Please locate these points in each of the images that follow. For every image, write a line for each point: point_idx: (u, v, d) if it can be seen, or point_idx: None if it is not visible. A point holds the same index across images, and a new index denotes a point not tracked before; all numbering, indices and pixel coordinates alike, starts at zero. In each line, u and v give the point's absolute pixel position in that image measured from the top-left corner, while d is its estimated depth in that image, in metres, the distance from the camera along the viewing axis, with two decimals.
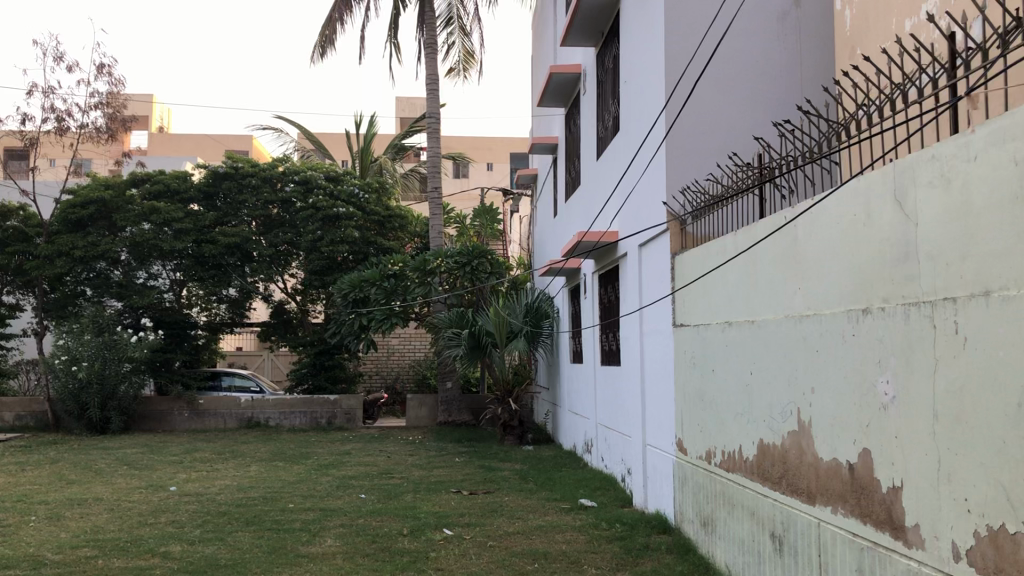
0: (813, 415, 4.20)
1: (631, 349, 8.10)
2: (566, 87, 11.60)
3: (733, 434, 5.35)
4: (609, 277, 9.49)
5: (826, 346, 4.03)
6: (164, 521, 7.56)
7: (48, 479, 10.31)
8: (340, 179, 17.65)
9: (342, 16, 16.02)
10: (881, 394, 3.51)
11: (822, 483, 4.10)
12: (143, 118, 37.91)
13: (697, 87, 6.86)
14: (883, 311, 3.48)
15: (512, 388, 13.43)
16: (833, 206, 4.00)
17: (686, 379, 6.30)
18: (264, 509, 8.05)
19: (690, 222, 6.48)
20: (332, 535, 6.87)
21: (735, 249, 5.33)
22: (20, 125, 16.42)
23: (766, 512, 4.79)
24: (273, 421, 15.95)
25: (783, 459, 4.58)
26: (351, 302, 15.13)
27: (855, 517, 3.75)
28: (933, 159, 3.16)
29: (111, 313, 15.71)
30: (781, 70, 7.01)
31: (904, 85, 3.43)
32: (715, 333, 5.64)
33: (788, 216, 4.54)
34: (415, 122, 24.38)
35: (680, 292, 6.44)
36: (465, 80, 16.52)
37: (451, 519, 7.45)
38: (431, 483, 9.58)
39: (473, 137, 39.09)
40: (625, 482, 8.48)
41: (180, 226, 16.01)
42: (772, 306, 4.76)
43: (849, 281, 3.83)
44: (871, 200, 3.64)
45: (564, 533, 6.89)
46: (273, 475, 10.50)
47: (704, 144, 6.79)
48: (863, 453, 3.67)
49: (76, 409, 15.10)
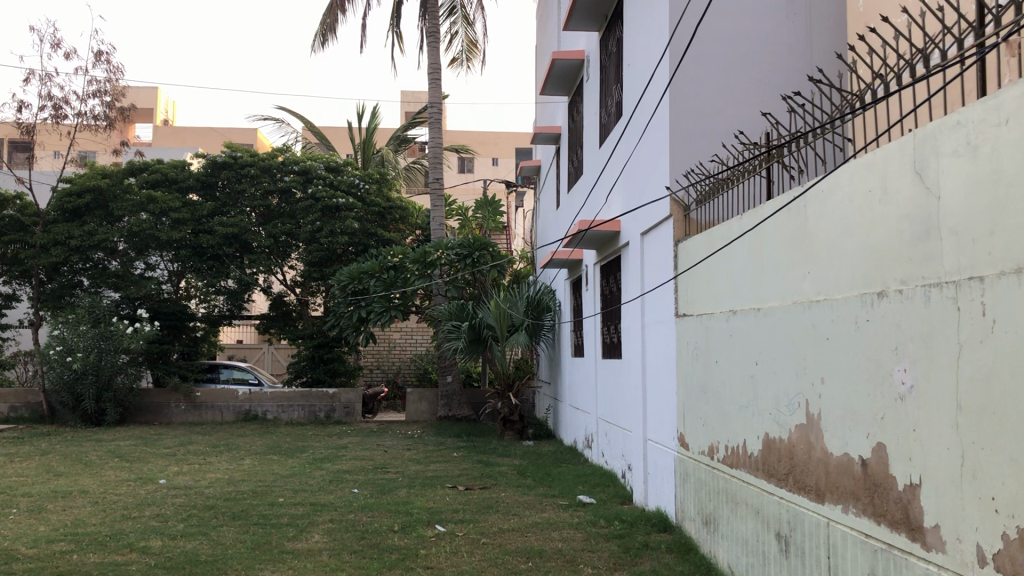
0: (823, 407, 3.93)
1: (632, 342, 7.85)
2: (569, 75, 11.35)
3: (737, 429, 5.08)
4: (610, 268, 9.26)
5: (837, 333, 3.77)
6: (148, 515, 7.31)
7: (36, 471, 10.08)
8: (341, 169, 17.35)
9: (343, 3, 15.73)
10: (898, 384, 3.24)
11: (832, 482, 3.83)
12: (148, 110, 37.60)
13: (700, 66, 6.59)
14: (900, 293, 3.21)
15: (512, 382, 13.06)
16: (846, 183, 3.73)
17: (688, 371, 6.04)
18: (253, 503, 7.80)
19: (694, 207, 6.22)
20: (320, 531, 6.61)
21: (742, 231, 5.05)
22: (16, 112, 16.18)
23: (771, 511, 4.53)
24: (270, 414, 15.70)
25: (790, 454, 4.31)
26: (350, 294, 14.85)
27: (867, 516, 3.48)
28: (958, 126, 2.88)
29: (108, 304, 15.47)
30: (790, 50, 6.74)
31: (925, 51, 3.16)
32: (719, 322, 5.37)
33: (797, 194, 4.27)
34: (420, 114, 24.10)
35: (684, 279, 6.16)
36: (468, 70, 16.27)
37: (445, 515, 7.19)
38: (427, 478, 9.33)
39: (478, 132, 38.90)
40: (626, 478, 8.20)
41: (176, 216, 15.78)
42: (779, 291, 4.49)
43: (862, 263, 3.56)
44: (887, 175, 3.37)
45: (560, 530, 6.64)
46: (266, 469, 10.25)
47: (710, 127, 6.50)
48: (877, 449, 3.40)
49: (71, 400, 14.87)
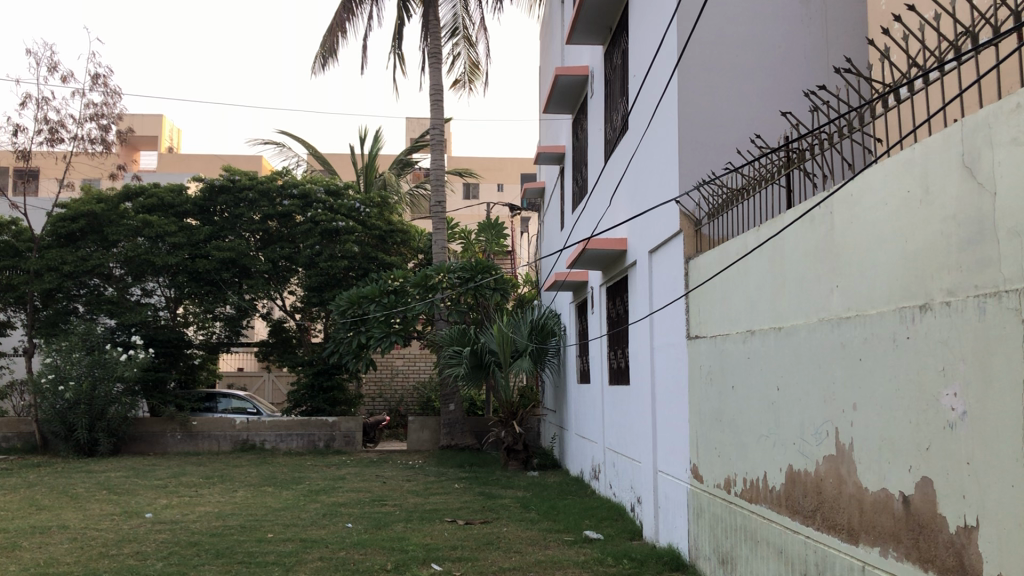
0: (855, 437, 3.51)
1: (641, 366, 7.45)
2: (572, 93, 11.06)
3: (757, 460, 4.65)
4: (617, 289, 8.88)
5: (872, 353, 3.35)
6: (127, 553, 6.89)
7: (18, 505, 9.65)
8: (341, 193, 16.98)
9: (344, 25, 15.49)
10: (946, 410, 2.82)
11: (867, 520, 3.40)
12: (151, 138, 37.21)
13: (709, 73, 6.23)
14: (947, 305, 2.81)
15: (516, 410, 12.56)
16: (880, 183, 3.34)
17: (702, 398, 5.61)
18: (238, 539, 7.37)
19: (705, 222, 5.84)
20: (308, 570, 6.19)
21: (759, 243, 4.65)
22: (11, 137, 15.89)
23: (797, 552, 4.09)
24: (269, 444, 15.25)
25: (817, 489, 3.89)
26: (349, 320, 14.34)
27: (911, 561, 3.05)
28: (1019, 109, 2.49)
29: (103, 331, 15.11)
30: (806, 55, 6.41)
31: (974, 29, 2.80)
32: (735, 344, 4.96)
33: (819, 201, 3.90)
34: (422, 137, 23.81)
35: (695, 297, 5.77)
36: (470, 92, 15.98)
37: (441, 552, 6.74)
38: (425, 511, 8.88)
39: (484, 158, 38.71)
40: (635, 512, 7.77)
41: (173, 241, 15.46)
42: (803, 309, 4.08)
43: (898, 275, 3.16)
44: (929, 170, 2.98)
45: (565, 569, 6.19)
46: (258, 502, 9.79)
47: (719, 137, 6.12)
48: (921, 484, 2.98)
49: (63, 430, 14.44)
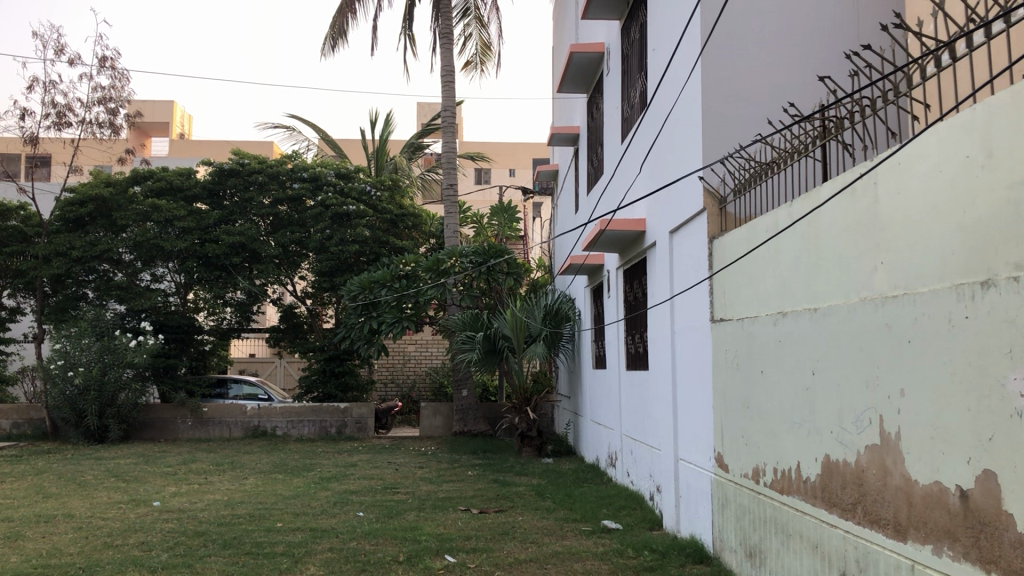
0: (902, 425, 3.25)
1: (660, 351, 7.20)
2: (588, 70, 10.74)
3: (789, 449, 4.40)
4: (634, 272, 8.62)
5: (923, 333, 3.08)
6: (132, 543, 6.69)
7: (25, 492, 9.49)
8: (351, 176, 16.70)
9: (353, 5, 15.19)
10: (1013, 396, 2.55)
11: (917, 515, 3.14)
12: (162, 124, 37.05)
13: (735, 43, 5.94)
14: (1016, 280, 2.54)
15: (530, 396, 12.36)
16: (932, 149, 3.07)
17: (727, 383, 5.35)
18: (246, 529, 7.16)
19: (731, 198, 5.57)
20: (317, 561, 5.96)
21: (792, 219, 4.38)
22: (18, 120, 15.69)
23: (834, 547, 3.83)
24: (280, 430, 15.07)
25: (858, 481, 3.63)
26: (360, 305, 14.12)
27: (970, 561, 2.79)
28: None
29: (112, 316, 14.91)
30: (837, 24, 6.09)
31: None
32: (765, 327, 4.70)
33: (860, 171, 3.61)
34: (433, 121, 23.53)
35: (721, 279, 5.50)
36: (482, 73, 15.69)
37: (455, 543, 6.51)
38: (438, 500, 8.65)
39: (495, 143, 38.45)
40: (654, 500, 7.54)
41: (182, 225, 15.24)
42: (842, 289, 3.81)
43: (955, 248, 2.89)
44: (993, 132, 2.70)
45: (584, 562, 5.94)
46: (269, 490, 9.58)
47: (745, 111, 5.85)
48: (982, 477, 2.72)
49: (73, 416, 14.27)
